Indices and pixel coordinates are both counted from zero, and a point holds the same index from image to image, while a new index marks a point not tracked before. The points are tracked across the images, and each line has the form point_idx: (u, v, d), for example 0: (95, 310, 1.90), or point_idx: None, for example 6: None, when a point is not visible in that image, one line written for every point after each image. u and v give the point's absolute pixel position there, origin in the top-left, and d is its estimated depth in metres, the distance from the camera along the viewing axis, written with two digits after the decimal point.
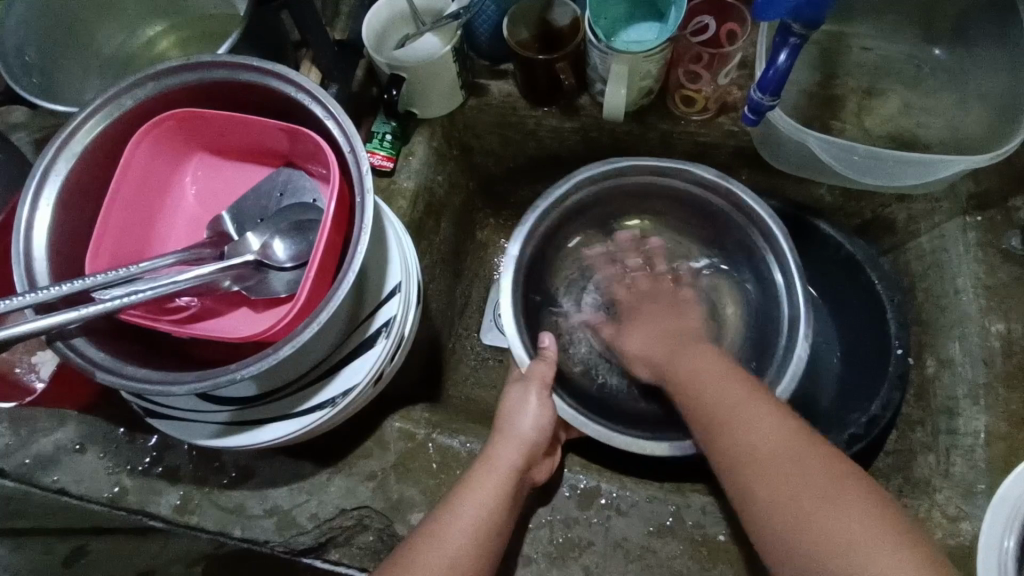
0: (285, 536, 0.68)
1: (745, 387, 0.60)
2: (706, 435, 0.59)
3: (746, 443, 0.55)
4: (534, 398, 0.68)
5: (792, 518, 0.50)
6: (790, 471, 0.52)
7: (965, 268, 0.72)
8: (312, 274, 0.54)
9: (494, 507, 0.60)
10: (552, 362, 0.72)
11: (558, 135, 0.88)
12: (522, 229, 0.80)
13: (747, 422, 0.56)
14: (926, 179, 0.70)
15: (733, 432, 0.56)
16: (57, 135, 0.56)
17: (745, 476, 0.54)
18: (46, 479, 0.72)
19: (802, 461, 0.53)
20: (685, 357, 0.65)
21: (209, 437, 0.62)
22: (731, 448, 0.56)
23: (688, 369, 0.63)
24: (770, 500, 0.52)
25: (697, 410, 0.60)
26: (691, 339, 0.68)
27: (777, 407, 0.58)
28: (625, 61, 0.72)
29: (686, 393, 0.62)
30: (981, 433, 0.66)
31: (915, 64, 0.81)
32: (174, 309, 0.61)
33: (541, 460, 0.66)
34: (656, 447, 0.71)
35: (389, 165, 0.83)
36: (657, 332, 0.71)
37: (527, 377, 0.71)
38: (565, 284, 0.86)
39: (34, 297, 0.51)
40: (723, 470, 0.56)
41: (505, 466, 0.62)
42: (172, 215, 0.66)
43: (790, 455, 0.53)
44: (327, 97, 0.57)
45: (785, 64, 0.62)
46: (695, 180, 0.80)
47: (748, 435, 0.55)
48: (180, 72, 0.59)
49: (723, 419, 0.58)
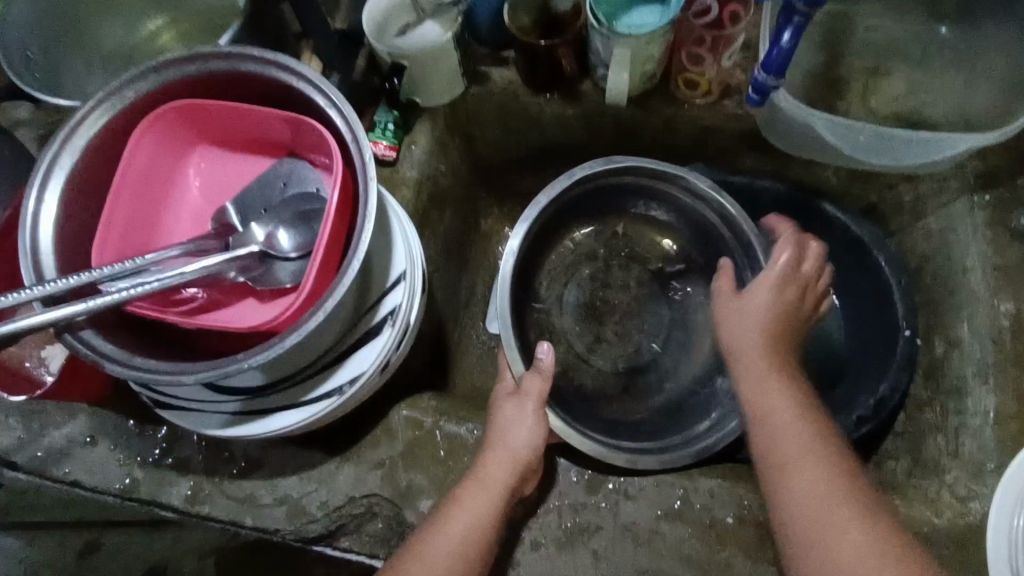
0: (296, 524, 0.68)
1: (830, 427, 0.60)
2: (787, 457, 0.57)
3: (820, 497, 0.54)
4: (530, 419, 0.66)
5: (870, 572, 0.50)
6: (856, 536, 0.51)
7: (973, 247, 0.71)
8: (316, 264, 0.54)
9: (482, 522, 0.60)
10: (546, 374, 0.70)
11: (561, 121, 0.87)
12: (521, 226, 0.78)
13: (824, 477, 0.55)
14: (934, 157, 0.69)
15: (807, 481, 0.55)
16: (60, 129, 0.57)
17: (826, 512, 0.53)
18: (58, 471, 0.72)
19: (886, 518, 0.53)
20: (771, 383, 0.63)
21: (218, 427, 0.63)
22: (800, 497, 0.55)
23: (772, 399, 0.62)
24: (847, 546, 0.51)
25: (775, 444, 0.59)
26: (786, 354, 0.66)
27: (851, 466, 0.56)
28: (627, 44, 0.71)
29: (774, 409, 0.61)
30: (990, 412, 0.65)
31: (920, 43, 0.80)
32: (181, 301, 0.61)
33: (533, 473, 0.65)
34: (623, 458, 0.69)
35: (392, 154, 0.83)
36: (760, 321, 0.67)
37: (522, 391, 0.69)
38: (550, 276, 0.89)
39: (42, 290, 0.51)
40: (787, 516, 0.55)
41: (495, 486, 0.61)
42: (177, 207, 0.66)
43: (875, 509, 0.53)
44: (328, 85, 0.57)
45: (789, 43, 0.62)
46: (688, 189, 0.81)
47: (823, 489, 0.54)
48: (182, 64, 0.59)
49: (800, 465, 0.56)
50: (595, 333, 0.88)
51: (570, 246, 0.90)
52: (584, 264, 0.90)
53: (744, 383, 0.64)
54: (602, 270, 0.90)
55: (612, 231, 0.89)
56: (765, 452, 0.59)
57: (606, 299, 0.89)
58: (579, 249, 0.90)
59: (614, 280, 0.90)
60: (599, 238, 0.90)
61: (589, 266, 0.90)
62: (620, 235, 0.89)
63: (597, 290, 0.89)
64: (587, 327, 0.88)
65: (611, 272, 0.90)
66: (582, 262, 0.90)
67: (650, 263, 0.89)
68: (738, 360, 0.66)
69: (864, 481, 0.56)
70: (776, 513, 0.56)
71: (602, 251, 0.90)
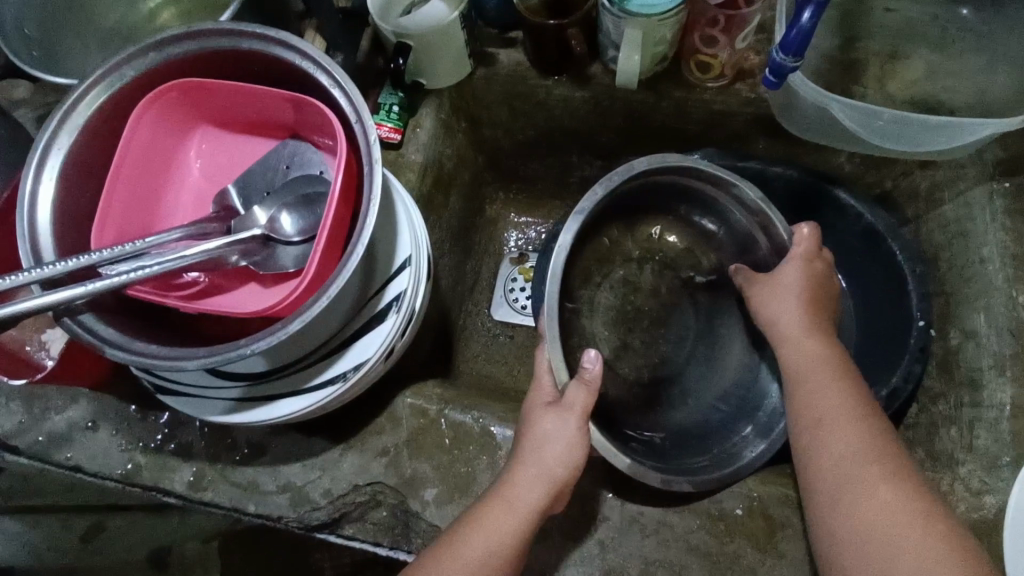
0: (299, 512, 0.68)
1: (866, 395, 0.62)
2: (819, 421, 0.60)
3: (849, 450, 0.57)
4: (572, 426, 0.62)
5: (894, 529, 0.52)
6: (880, 486, 0.54)
7: (991, 237, 0.70)
8: (320, 248, 0.53)
9: (502, 545, 0.58)
10: (593, 387, 0.63)
11: (569, 105, 0.85)
12: (570, 222, 0.69)
13: (854, 432, 0.58)
14: (953, 144, 0.68)
15: (837, 436, 0.58)
16: (58, 107, 0.55)
17: (855, 472, 0.56)
18: (59, 456, 0.72)
19: (915, 481, 0.55)
20: (808, 346, 0.66)
21: (220, 413, 0.62)
22: (829, 450, 0.58)
23: (809, 360, 0.65)
24: (874, 505, 0.54)
25: (807, 401, 0.62)
26: (825, 327, 0.68)
27: (881, 426, 0.59)
28: (638, 24, 0.69)
29: (808, 377, 0.64)
30: (1006, 405, 0.64)
31: (939, 25, 0.77)
32: (182, 285, 0.60)
33: (564, 496, 0.62)
34: (658, 478, 0.63)
35: (396, 137, 0.81)
36: (795, 292, 0.68)
37: (566, 403, 0.62)
38: (583, 276, 0.86)
39: (40, 273, 0.50)
40: (815, 466, 0.58)
41: (523, 510, 0.59)
42: (177, 190, 0.65)
43: (905, 472, 0.55)
44: (332, 64, 0.56)
45: (809, 22, 0.60)
46: (740, 199, 0.76)
47: (853, 443, 0.58)
48: (181, 41, 0.58)
49: (832, 421, 0.60)
50: (622, 338, 0.88)
51: (607, 244, 0.86)
52: (617, 264, 0.89)
53: (781, 352, 0.67)
54: (634, 271, 0.90)
55: (647, 233, 0.87)
56: (798, 408, 0.63)
57: (636, 304, 0.90)
58: (614, 247, 0.88)
59: (645, 282, 0.90)
60: (634, 239, 0.88)
61: (623, 267, 0.90)
62: (655, 238, 0.88)
63: (627, 293, 0.90)
64: (617, 334, 0.88)
65: (642, 274, 0.90)
66: (616, 262, 0.89)
67: (682, 270, 0.89)
68: (775, 331, 0.69)
69: (892, 439, 0.58)
70: (804, 463, 0.60)
71: (637, 253, 0.89)
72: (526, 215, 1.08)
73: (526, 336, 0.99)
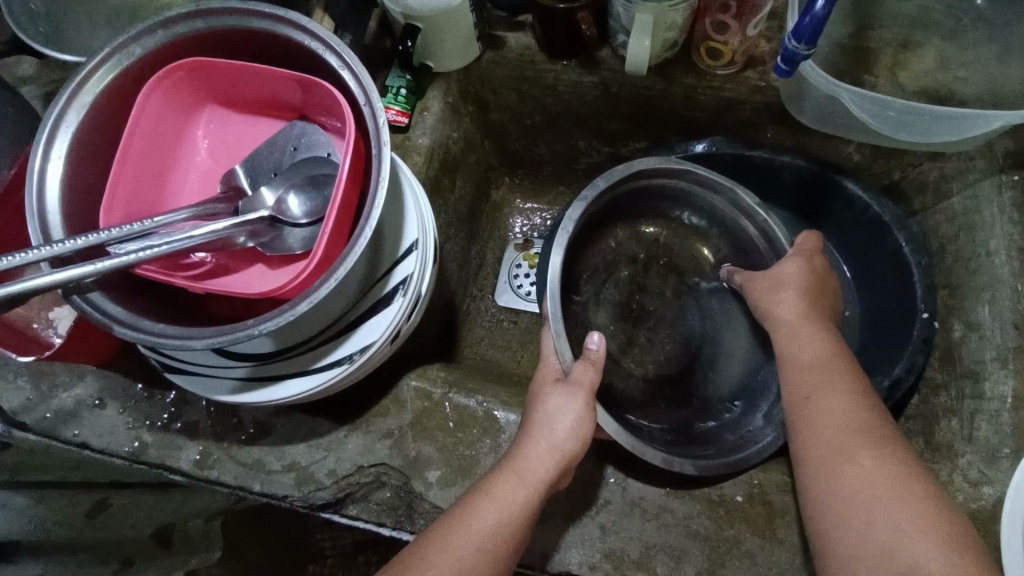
0: (304, 491, 0.68)
1: (858, 373, 0.63)
2: (808, 397, 0.62)
3: (836, 423, 0.59)
4: (577, 406, 0.64)
5: (875, 494, 0.53)
6: (862, 456, 0.56)
7: (998, 229, 0.70)
8: (328, 229, 0.53)
9: (511, 515, 0.58)
10: (598, 367, 0.68)
11: (577, 90, 0.84)
12: (575, 207, 0.75)
13: (844, 408, 0.60)
14: (967, 134, 0.67)
15: (824, 410, 0.60)
16: (67, 84, 0.55)
17: (839, 442, 0.57)
18: (67, 433, 0.72)
19: (901, 454, 0.56)
20: (802, 330, 0.68)
21: (227, 393, 0.62)
22: (816, 424, 0.60)
23: (803, 342, 0.67)
24: (856, 472, 0.55)
25: (798, 379, 0.64)
26: (824, 315, 0.70)
27: (872, 405, 0.60)
28: (649, 9, 0.69)
29: (800, 357, 0.66)
30: (1008, 397, 0.65)
31: (952, 15, 0.77)
32: (189, 265, 0.60)
33: (570, 473, 0.63)
34: (658, 457, 0.66)
35: (404, 120, 0.80)
36: (795, 280, 0.72)
37: (574, 381, 0.66)
38: (589, 273, 0.89)
39: (50, 250, 0.50)
40: (801, 438, 0.60)
41: (534, 482, 0.59)
42: (185, 169, 0.65)
43: (890, 444, 0.57)
44: (341, 45, 0.55)
45: (822, 10, 0.59)
46: (734, 202, 0.83)
47: (840, 417, 0.59)
48: (190, 20, 0.58)
49: (822, 396, 0.61)
50: (627, 334, 0.88)
51: (612, 244, 0.89)
52: (624, 264, 0.91)
53: (779, 335, 0.69)
54: (639, 272, 0.91)
55: (652, 235, 0.91)
56: (789, 386, 0.65)
57: (641, 303, 0.90)
58: (620, 249, 0.90)
59: (651, 284, 0.91)
60: (641, 241, 0.91)
61: (629, 266, 0.91)
62: (659, 241, 0.91)
63: (633, 292, 0.90)
64: (622, 329, 0.89)
65: (648, 276, 0.91)
66: (622, 263, 0.90)
67: (687, 275, 0.90)
68: (773, 317, 0.71)
69: (883, 418, 0.59)
70: (792, 437, 0.62)
71: (643, 254, 0.91)
72: (531, 201, 1.08)
73: (529, 322, 1.00)
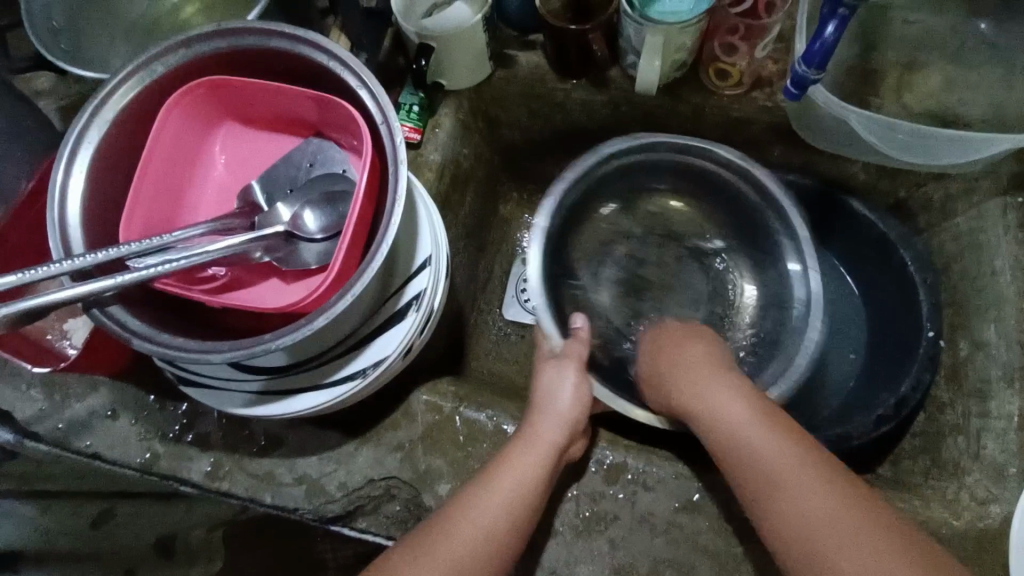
0: (314, 503, 0.69)
1: (799, 430, 0.57)
2: (763, 490, 0.54)
3: (808, 517, 0.51)
4: (570, 377, 0.69)
5: None
6: (848, 551, 0.49)
7: (1002, 249, 0.71)
8: (345, 243, 0.54)
9: (530, 489, 0.60)
10: (585, 342, 0.74)
11: (588, 108, 0.85)
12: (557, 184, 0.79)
13: (808, 493, 0.52)
14: (972, 156, 0.68)
15: (787, 500, 0.52)
16: (90, 101, 0.56)
17: (824, 542, 0.49)
18: (80, 443, 0.73)
19: (883, 528, 0.50)
20: (710, 402, 0.60)
21: (242, 405, 0.63)
22: (785, 523, 0.52)
23: (725, 416, 0.59)
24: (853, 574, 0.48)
25: (740, 467, 0.56)
26: (718, 373, 0.63)
27: (832, 472, 0.53)
28: (659, 31, 0.70)
29: (728, 435, 0.57)
30: (1014, 416, 0.65)
31: (957, 38, 0.78)
32: (205, 279, 0.61)
33: (580, 438, 0.67)
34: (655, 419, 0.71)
35: (416, 137, 0.82)
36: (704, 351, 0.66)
37: (562, 355, 0.72)
38: (585, 256, 0.89)
39: (71, 264, 0.51)
40: (778, 541, 0.52)
41: (543, 453, 0.62)
42: (201, 183, 0.66)
43: (867, 514, 0.50)
44: (360, 65, 0.56)
45: (832, 36, 0.61)
46: (717, 161, 0.82)
47: (808, 507, 0.51)
48: (212, 39, 0.59)
49: (777, 483, 0.53)
50: (633, 308, 0.88)
51: (607, 224, 0.90)
52: (621, 242, 0.90)
53: (693, 410, 0.61)
54: (639, 248, 0.91)
55: (648, 210, 0.90)
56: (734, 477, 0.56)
57: (642, 274, 0.90)
58: (614, 226, 0.90)
59: (650, 258, 0.91)
60: (638, 219, 0.91)
61: (625, 244, 0.90)
62: (656, 212, 0.91)
63: (633, 267, 0.90)
64: (627, 305, 0.88)
65: (646, 251, 0.91)
66: (619, 240, 0.90)
67: (686, 240, 0.90)
68: (681, 391, 0.63)
69: (845, 484, 0.52)
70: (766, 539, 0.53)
71: (639, 229, 0.91)
72: None
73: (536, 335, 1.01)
